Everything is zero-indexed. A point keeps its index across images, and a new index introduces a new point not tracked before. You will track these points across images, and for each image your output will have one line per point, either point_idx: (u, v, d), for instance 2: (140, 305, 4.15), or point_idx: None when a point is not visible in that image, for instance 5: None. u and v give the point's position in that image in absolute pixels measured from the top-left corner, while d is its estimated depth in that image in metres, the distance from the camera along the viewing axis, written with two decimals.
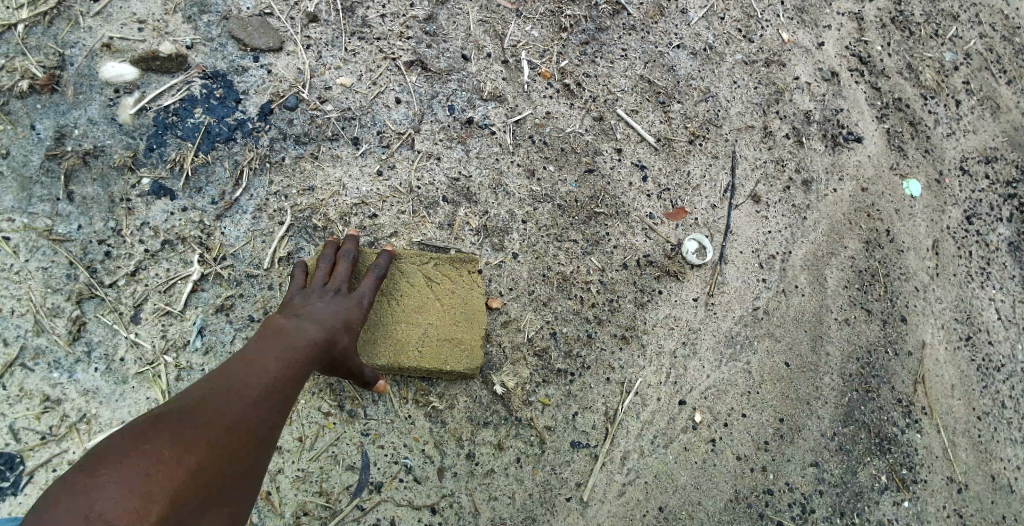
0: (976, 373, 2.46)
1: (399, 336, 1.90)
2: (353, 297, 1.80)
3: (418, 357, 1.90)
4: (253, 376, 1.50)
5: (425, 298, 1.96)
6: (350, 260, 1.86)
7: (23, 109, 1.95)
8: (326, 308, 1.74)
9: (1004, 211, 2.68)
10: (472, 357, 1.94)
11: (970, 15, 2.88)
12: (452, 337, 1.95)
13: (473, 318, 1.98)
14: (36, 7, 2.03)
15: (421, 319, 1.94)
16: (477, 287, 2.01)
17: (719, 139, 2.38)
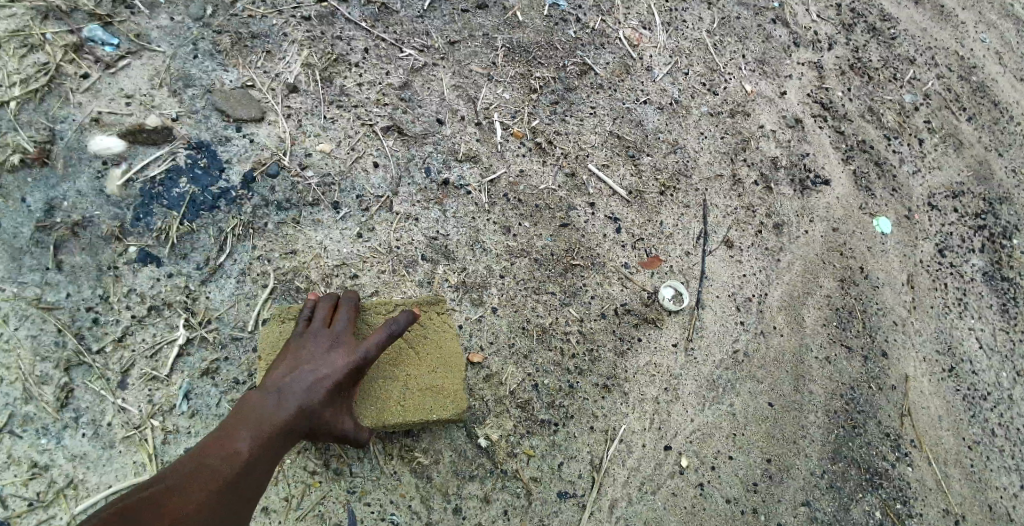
0: (962, 403, 2.49)
1: (378, 393, 1.92)
2: (355, 353, 1.78)
3: (402, 413, 1.92)
4: (240, 430, 1.62)
5: (399, 351, 1.97)
6: (349, 307, 1.91)
7: (15, 183, 2.01)
8: (324, 363, 1.76)
9: (976, 242, 2.75)
10: (456, 403, 1.96)
11: (925, 58, 3.01)
12: (432, 386, 1.96)
13: (451, 360, 2.00)
14: (29, 84, 2.12)
15: (399, 372, 1.96)
16: (451, 330, 2.04)
17: (690, 189, 2.46)
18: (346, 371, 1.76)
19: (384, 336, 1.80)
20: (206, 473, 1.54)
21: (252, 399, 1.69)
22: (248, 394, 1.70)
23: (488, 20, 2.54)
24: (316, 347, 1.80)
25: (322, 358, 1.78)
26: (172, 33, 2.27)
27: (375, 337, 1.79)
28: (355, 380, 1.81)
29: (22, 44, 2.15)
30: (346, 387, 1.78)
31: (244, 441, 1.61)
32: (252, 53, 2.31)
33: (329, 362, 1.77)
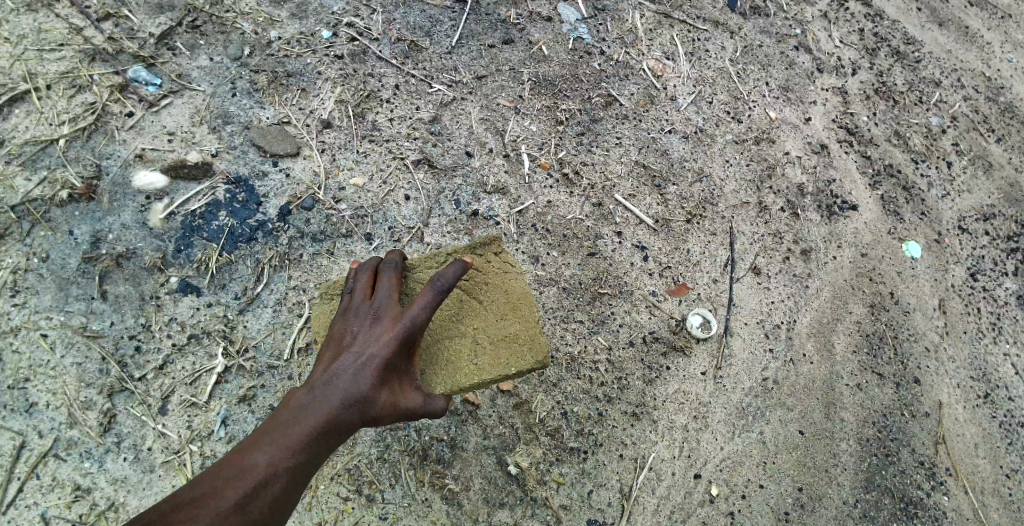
0: (998, 430, 2.45)
1: (446, 354, 1.77)
2: (403, 327, 1.59)
3: (486, 370, 1.76)
4: (274, 433, 1.48)
5: (462, 302, 1.83)
6: (393, 269, 1.73)
7: (63, 216, 2.10)
8: (367, 342, 1.59)
9: (1009, 266, 2.72)
10: (542, 348, 1.79)
11: (952, 81, 3.00)
12: (511, 336, 1.80)
13: (519, 308, 1.82)
14: (77, 123, 2.22)
15: (471, 327, 1.80)
16: (517, 275, 1.87)
17: (716, 217, 2.48)
18: (397, 349, 1.58)
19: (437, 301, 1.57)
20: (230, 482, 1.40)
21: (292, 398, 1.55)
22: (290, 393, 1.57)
23: (514, 54, 2.59)
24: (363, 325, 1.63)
25: (369, 338, 1.60)
26: (211, 72, 2.37)
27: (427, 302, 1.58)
28: (406, 354, 1.61)
29: (71, 84, 2.27)
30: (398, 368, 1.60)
31: (276, 444, 1.46)
32: (288, 91, 2.39)
33: (378, 340, 1.59)
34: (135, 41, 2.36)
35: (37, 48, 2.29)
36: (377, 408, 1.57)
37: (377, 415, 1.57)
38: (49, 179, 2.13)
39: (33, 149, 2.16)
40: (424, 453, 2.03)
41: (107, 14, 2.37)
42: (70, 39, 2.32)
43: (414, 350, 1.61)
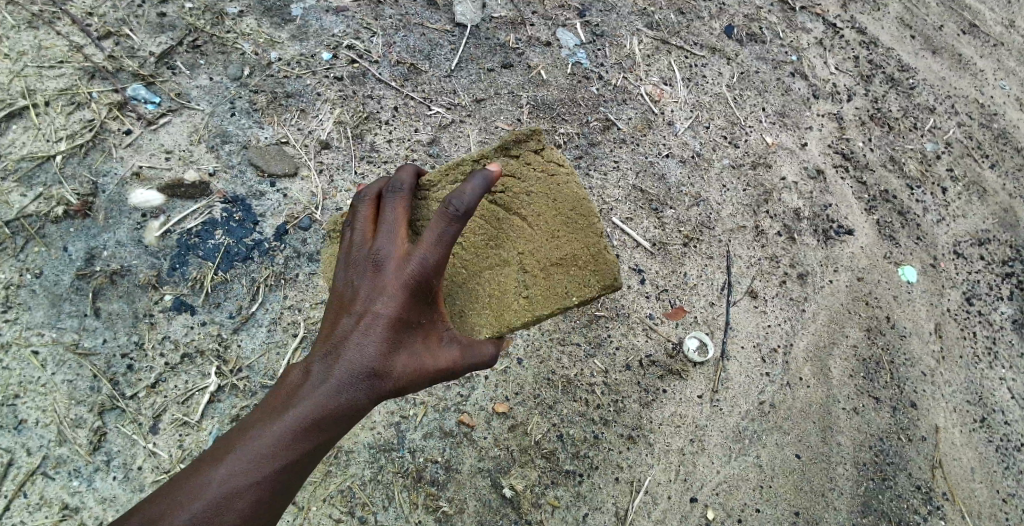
0: (995, 455, 2.45)
1: (490, 288, 1.65)
2: (409, 266, 1.43)
3: (536, 300, 1.62)
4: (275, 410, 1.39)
5: (499, 227, 1.68)
6: (399, 196, 1.56)
7: (57, 233, 2.11)
8: (375, 296, 1.44)
9: (1005, 290, 2.73)
10: (605, 264, 1.60)
11: (946, 107, 3.04)
12: (565, 255, 1.62)
13: (566, 223, 1.65)
14: (74, 140, 2.23)
15: (516, 250, 1.65)
16: (563, 179, 1.69)
17: (712, 240, 2.50)
18: (401, 298, 1.44)
19: (444, 222, 1.40)
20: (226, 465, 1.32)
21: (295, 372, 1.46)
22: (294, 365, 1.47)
23: (513, 78, 2.62)
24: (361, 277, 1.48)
25: (370, 290, 1.45)
26: (210, 91, 2.39)
27: (431, 231, 1.42)
28: (422, 303, 1.47)
29: (70, 101, 2.29)
30: (408, 321, 1.46)
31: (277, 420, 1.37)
32: (287, 111, 2.41)
33: (378, 290, 1.44)
34: (135, 60, 2.39)
35: (38, 65, 2.32)
36: (390, 371, 1.44)
37: (390, 378, 1.45)
38: (44, 195, 2.15)
39: (29, 165, 2.18)
40: (418, 474, 2.03)
41: (107, 32, 2.40)
42: (70, 56, 2.35)
43: (425, 295, 1.46)
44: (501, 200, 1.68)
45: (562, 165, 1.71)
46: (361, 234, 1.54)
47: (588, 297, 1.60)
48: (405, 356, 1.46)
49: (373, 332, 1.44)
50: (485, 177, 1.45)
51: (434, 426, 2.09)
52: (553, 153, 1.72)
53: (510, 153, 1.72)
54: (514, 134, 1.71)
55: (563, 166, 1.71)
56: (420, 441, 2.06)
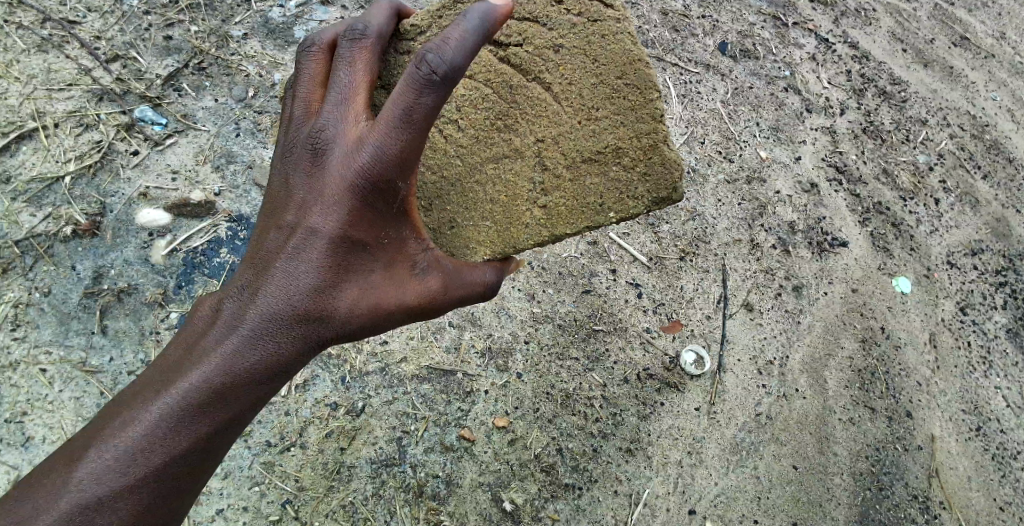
0: (991, 463, 2.47)
1: (500, 184, 1.54)
2: (355, 164, 1.29)
3: (562, 197, 1.49)
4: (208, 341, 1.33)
5: (519, 111, 1.53)
6: (348, 61, 1.40)
7: (65, 251, 2.14)
8: (320, 205, 1.33)
9: (998, 299, 2.76)
10: (655, 152, 1.42)
11: (938, 119, 3.08)
12: (603, 140, 1.45)
13: (598, 115, 1.46)
14: (83, 161, 2.26)
15: (539, 129, 1.51)
16: (607, 30, 1.47)
17: (708, 254, 2.54)
18: (351, 205, 1.32)
19: (410, 93, 1.21)
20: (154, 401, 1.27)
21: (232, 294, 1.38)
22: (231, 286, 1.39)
23: None
24: (305, 171, 1.35)
25: (316, 190, 1.33)
26: (216, 113, 2.43)
27: (392, 108, 1.23)
28: (378, 215, 1.34)
29: (78, 123, 2.32)
30: (360, 236, 1.34)
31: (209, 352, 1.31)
32: None
33: (325, 195, 1.32)
34: (142, 82, 2.42)
35: (46, 88, 2.34)
36: (341, 298, 1.36)
37: (342, 305, 1.37)
38: (53, 215, 2.18)
39: (39, 185, 2.21)
40: (420, 489, 2.05)
41: (115, 55, 2.43)
42: (79, 78, 2.38)
43: (384, 197, 1.32)
44: (526, 61, 1.52)
45: (607, 5, 1.48)
46: (307, 107, 1.41)
47: (632, 200, 1.44)
48: (358, 280, 1.37)
49: (317, 251, 1.34)
50: (476, 20, 1.24)
51: (435, 441, 2.11)
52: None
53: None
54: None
55: (609, 6, 1.48)
56: (422, 456, 2.08)
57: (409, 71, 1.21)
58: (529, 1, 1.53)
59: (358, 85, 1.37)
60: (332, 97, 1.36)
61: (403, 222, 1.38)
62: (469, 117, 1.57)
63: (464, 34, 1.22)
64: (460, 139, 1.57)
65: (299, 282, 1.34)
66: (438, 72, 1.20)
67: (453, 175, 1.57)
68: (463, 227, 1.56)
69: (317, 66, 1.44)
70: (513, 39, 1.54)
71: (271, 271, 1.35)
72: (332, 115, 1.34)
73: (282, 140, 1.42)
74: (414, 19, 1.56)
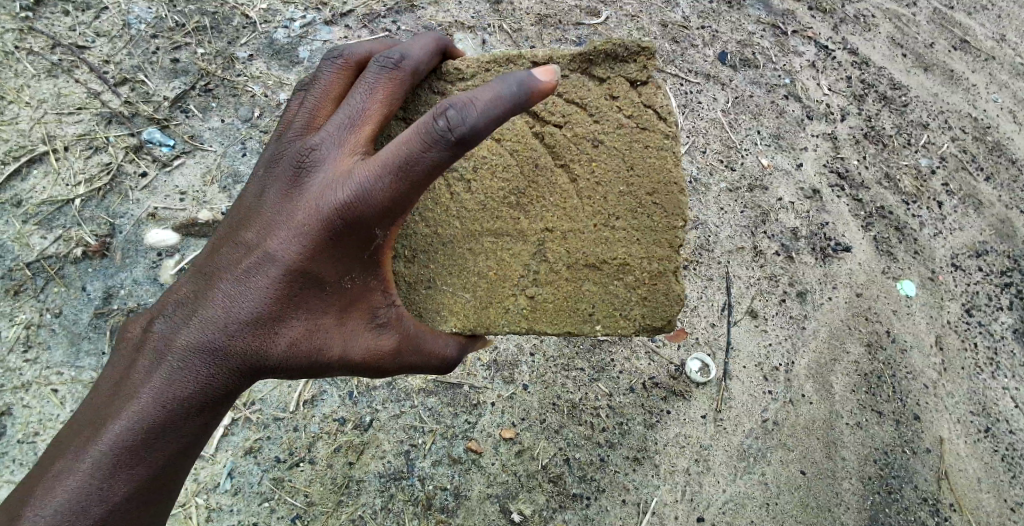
0: (1001, 465, 2.46)
1: (497, 266, 1.50)
2: (329, 201, 1.25)
3: (553, 294, 1.50)
4: (158, 363, 1.30)
5: (536, 191, 1.50)
6: (370, 86, 1.35)
7: (76, 273, 2.17)
8: (286, 232, 1.28)
9: (1004, 300, 2.76)
10: (660, 281, 1.49)
11: (939, 122, 3.08)
12: (613, 252, 1.49)
13: (615, 227, 1.49)
14: (92, 183, 2.30)
15: (554, 219, 1.50)
16: (654, 143, 1.50)
17: (712, 262, 2.55)
18: (315, 239, 1.27)
19: (417, 146, 1.18)
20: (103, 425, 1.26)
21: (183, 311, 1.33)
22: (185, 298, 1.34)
23: None
24: (281, 193, 1.31)
25: (285, 216, 1.29)
26: (222, 133, 2.45)
27: (395, 157, 1.19)
28: (342, 253, 1.30)
29: (88, 145, 2.35)
30: (319, 273, 1.30)
31: (158, 378, 1.29)
32: None
33: (290, 222, 1.28)
34: (150, 104, 2.45)
35: (56, 112, 2.38)
36: (286, 335, 1.33)
37: (287, 344, 1.33)
38: (63, 237, 2.21)
39: (50, 208, 2.25)
40: (428, 502, 2.06)
41: (124, 79, 2.46)
42: (88, 103, 2.41)
43: (353, 239, 1.28)
44: (561, 144, 1.50)
45: (661, 117, 1.51)
46: (309, 121, 1.39)
47: (624, 319, 1.49)
48: (306, 319, 1.33)
49: (269, 280, 1.29)
50: (516, 85, 1.17)
51: (443, 453, 2.12)
52: (654, 99, 1.51)
53: (598, 77, 1.52)
54: (613, 50, 1.50)
55: (662, 119, 1.51)
56: (429, 469, 2.10)
57: (427, 124, 1.17)
58: (582, 85, 1.52)
59: (367, 114, 1.33)
60: (338, 119, 1.32)
61: (365, 265, 1.34)
62: (483, 180, 1.51)
63: (498, 99, 1.16)
64: (465, 201, 1.51)
65: (248, 312, 1.30)
66: (454, 131, 1.16)
67: (446, 235, 1.50)
68: (439, 290, 1.50)
69: (334, 80, 1.43)
70: (555, 118, 1.52)
71: (222, 294, 1.31)
72: (330, 139, 1.30)
73: (273, 145, 1.39)
74: (460, 62, 1.52)
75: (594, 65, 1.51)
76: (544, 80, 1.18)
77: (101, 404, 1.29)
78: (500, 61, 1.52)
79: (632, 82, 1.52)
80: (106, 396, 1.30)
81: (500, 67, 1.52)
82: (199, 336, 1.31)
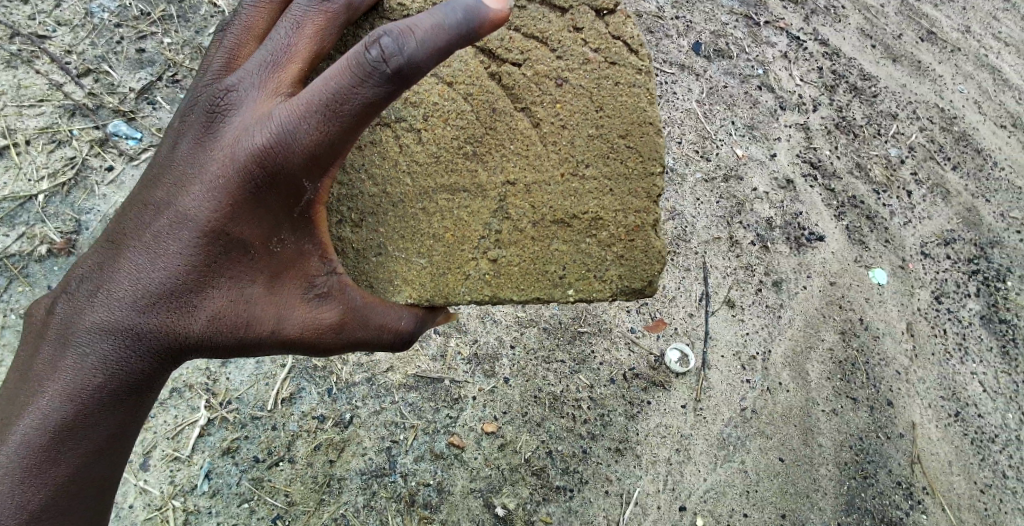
0: (971, 447, 2.53)
1: (453, 222, 1.45)
2: (245, 153, 1.22)
3: (518, 255, 1.45)
4: (70, 344, 1.27)
5: (493, 138, 1.45)
6: (291, 24, 1.32)
7: (40, 271, 2.10)
8: (200, 189, 1.25)
9: (971, 287, 2.83)
10: (637, 235, 1.45)
11: (907, 112, 3.14)
12: (583, 205, 1.44)
13: (584, 178, 1.45)
14: (56, 179, 2.23)
15: (514, 170, 1.45)
16: (624, 78, 1.46)
17: (690, 252, 2.56)
18: (233, 194, 1.24)
19: (345, 82, 1.15)
20: (17, 419, 1.25)
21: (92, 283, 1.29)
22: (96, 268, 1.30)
23: None
24: (196, 148, 1.28)
25: (200, 171, 1.26)
26: None
27: (318, 94, 1.16)
28: (265, 211, 1.27)
29: (51, 139, 2.27)
30: (240, 235, 1.27)
31: (72, 363, 1.27)
32: None
33: (205, 179, 1.25)
34: (115, 96, 2.38)
35: (16, 104, 2.29)
36: (205, 308, 1.30)
37: (210, 318, 1.31)
38: (27, 235, 2.14)
39: (11, 205, 2.17)
40: (411, 498, 2.05)
41: (87, 69, 2.38)
42: (51, 94, 2.32)
43: (278, 193, 1.25)
44: (522, 85, 1.45)
45: (631, 50, 1.47)
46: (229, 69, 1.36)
47: (599, 281, 1.45)
48: (230, 289, 1.30)
49: (183, 247, 1.26)
50: (459, 13, 1.12)
51: (425, 449, 2.10)
52: (622, 29, 1.47)
53: (559, 8, 1.48)
54: None
55: (632, 52, 1.47)
56: (412, 465, 2.08)
57: (355, 55, 1.14)
58: (542, 17, 1.47)
59: (294, 51, 1.30)
60: (258, 63, 1.29)
61: (295, 225, 1.31)
62: (437, 130, 1.46)
63: (437, 28, 1.13)
64: (416, 154, 1.46)
65: (161, 285, 1.27)
66: (387, 61, 1.14)
67: (397, 194, 1.47)
68: (390, 257, 1.47)
69: (259, 25, 1.41)
70: (514, 55, 1.46)
71: (133, 264, 1.27)
72: (248, 80, 1.28)
73: (190, 94, 1.36)
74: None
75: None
76: (496, 9, 1.13)
77: (12, 399, 1.28)
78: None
79: (597, 11, 1.48)
80: (21, 383, 1.28)
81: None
82: (113, 313, 1.27)
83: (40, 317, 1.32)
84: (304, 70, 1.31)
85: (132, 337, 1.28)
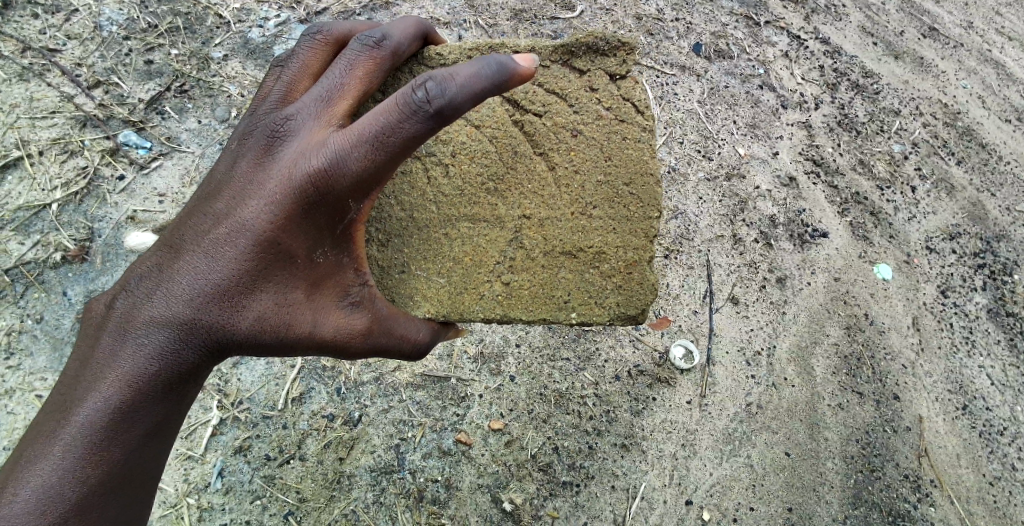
0: (979, 440, 2.53)
1: (473, 251, 1.53)
2: (300, 172, 1.28)
3: (529, 280, 1.52)
4: (128, 336, 1.31)
5: (511, 176, 1.55)
6: (345, 64, 1.39)
7: (56, 278, 2.17)
8: (256, 201, 1.31)
9: (978, 281, 2.83)
10: (635, 269, 1.53)
11: (910, 109, 3.15)
12: (589, 240, 1.53)
13: (592, 215, 1.53)
14: (69, 187, 2.29)
15: (531, 206, 1.54)
16: (631, 134, 1.57)
17: (693, 251, 2.59)
18: (286, 210, 1.30)
19: (395, 116, 1.23)
20: (78, 401, 1.28)
21: (149, 280, 1.33)
22: (153, 266, 1.34)
23: None
24: (252, 164, 1.34)
25: (256, 186, 1.32)
26: (199, 134, 2.45)
27: (370, 125, 1.24)
28: (312, 227, 1.32)
29: (63, 149, 2.34)
30: (289, 246, 1.32)
31: (130, 354, 1.30)
32: None
33: (262, 193, 1.30)
34: (125, 106, 2.44)
35: (30, 116, 2.37)
36: (253, 309, 1.34)
37: (256, 319, 1.34)
38: (42, 242, 2.20)
39: (26, 214, 2.24)
40: (419, 494, 2.09)
41: (97, 81, 2.45)
42: (62, 105, 2.39)
43: (326, 209, 1.31)
44: (541, 133, 1.56)
45: (639, 110, 1.58)
46: (283, 94, 1.43)
47: (599, 306, 1.52)
48: (276, 294, 1.35)
49: (239, 253, 1.31)
50: (495, 68, 1.23)
51: (433, 446, 2.14)
52: (632, 93, 1.59)
53: (579, 69, 1.59)
54: (594, 42, 1.58)
55: (640, 112, 1.58)
56: (420, 462, 2.12)
57: (405, 94, 1.22)
58: (563, 76, 1.59)
59: (346, 88, 1.38)
60: (314, 93, 1.36)
61: (338, 241, 1.37)
62: (463, 166, 1.56)
63: (477, 77, 1.23)
64: (442, 186, 1.55)
65: (215, 285, 1.31)
66: (432, 102, 1.22)
67: (423, 219, 1.54)
68: (413, 276, 1.52)
69: (313, 55, 1.48)
70: (536, 107, 1.57)
71: (190, 265, 1.32)
72: (305, 111, 1.35)
73: (248, 117, 1.42)
74: (441, 48, 1.57)
75: (575, 57, 1.59)
76: (525, 65, 1.25)
77: (71, 385, 1.31)
78: (482, 47, 1.57)
79: (612, 76, 1.60)
80: (80, 369, 1.31)
81: (481, 53, 1.57)
82: (168, 309, 1.31)
83: (98, 312, 1.36)
84: (353, 106, 1.39)
85: (184, 333, 1.32)
